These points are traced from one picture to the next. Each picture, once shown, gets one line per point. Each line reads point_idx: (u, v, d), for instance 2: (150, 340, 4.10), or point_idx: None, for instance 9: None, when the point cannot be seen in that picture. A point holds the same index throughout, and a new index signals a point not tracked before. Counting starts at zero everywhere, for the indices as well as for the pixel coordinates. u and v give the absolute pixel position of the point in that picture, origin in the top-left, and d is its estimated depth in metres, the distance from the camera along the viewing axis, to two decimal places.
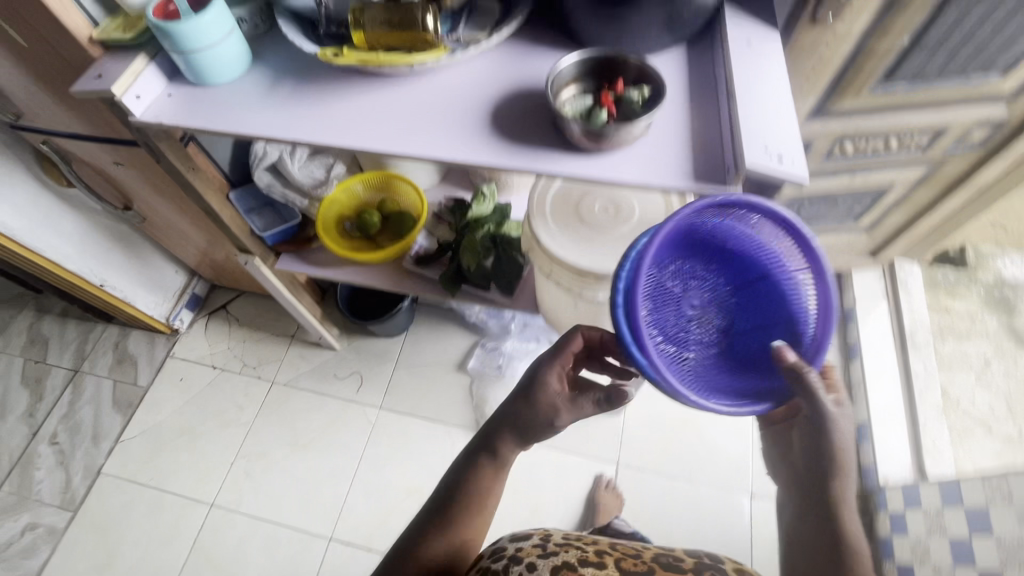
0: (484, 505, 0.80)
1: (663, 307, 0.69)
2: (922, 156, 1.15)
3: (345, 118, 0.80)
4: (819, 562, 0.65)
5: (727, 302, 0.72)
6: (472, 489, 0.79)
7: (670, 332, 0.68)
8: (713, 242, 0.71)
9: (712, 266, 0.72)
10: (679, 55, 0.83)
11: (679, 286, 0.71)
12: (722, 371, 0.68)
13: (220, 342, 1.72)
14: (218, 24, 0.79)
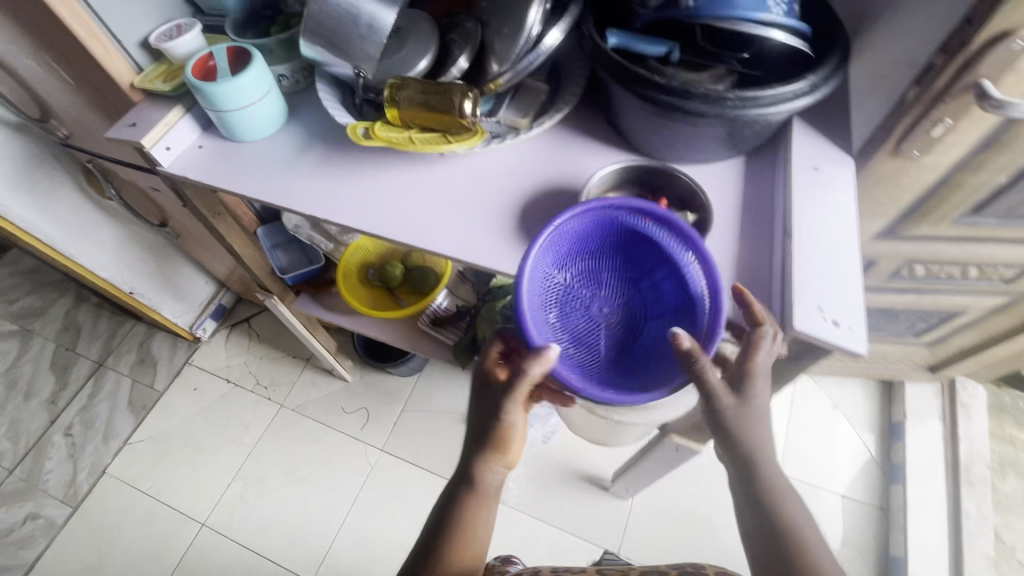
0: (469, 542, 0.65)
1: (569, 309, 0.64)
2: (1005, 287, 1.01)
3: (367, 198, 0.76)
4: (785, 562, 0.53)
5: (637, 298, 0.66)
6: (450, 528, 0.65)
7: (578, 333, 0.64)
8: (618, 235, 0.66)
9: (620, 263, 0.67)
10: (736, 166, 0.75)
11: (581, 284, 0.66)
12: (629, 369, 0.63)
13: (238, 355, 1.73)
14: (253, 86, 0.76)
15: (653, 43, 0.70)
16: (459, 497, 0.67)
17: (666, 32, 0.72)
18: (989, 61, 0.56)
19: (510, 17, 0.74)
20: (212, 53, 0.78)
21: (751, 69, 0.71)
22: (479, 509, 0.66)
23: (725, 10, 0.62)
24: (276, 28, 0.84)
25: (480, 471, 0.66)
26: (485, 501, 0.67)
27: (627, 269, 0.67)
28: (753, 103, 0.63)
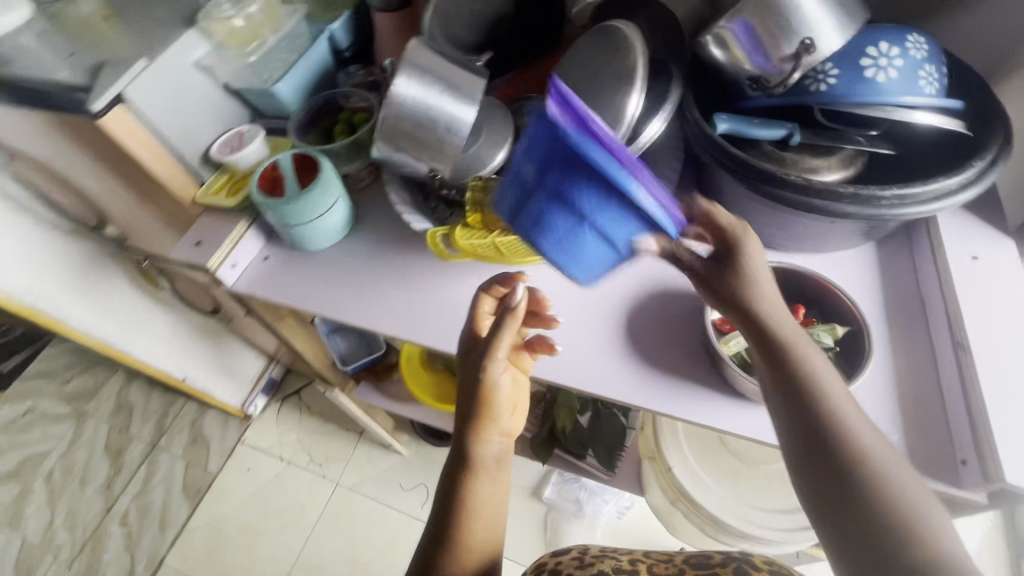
0: (475, 524, 0.58)
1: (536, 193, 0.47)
2: None
3: (451, 313, 0.69)
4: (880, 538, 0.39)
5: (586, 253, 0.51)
6: (447, 513, 0.57)
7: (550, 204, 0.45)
8: None
9: None
10: (869, 255, 0.66)
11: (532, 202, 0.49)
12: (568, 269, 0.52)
13: (290, 431, 1.67)
14: (320, 195, 0.71)
15: (769, 127, 0.61)
16: (454, 479, 0.59)
17: (778, 113, 0.64)
18: None
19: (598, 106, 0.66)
20: (277, 163, 0.74)
21: (886, 146, 0.60)
22: (477, 486, 0.58)
23: (870, 95, 0.54)
24: (340, 126, 0.80)
25: (472, 445, 0.59)
26: (485, 478, 0.59)
27: None
28: (912, 199, 0.53)
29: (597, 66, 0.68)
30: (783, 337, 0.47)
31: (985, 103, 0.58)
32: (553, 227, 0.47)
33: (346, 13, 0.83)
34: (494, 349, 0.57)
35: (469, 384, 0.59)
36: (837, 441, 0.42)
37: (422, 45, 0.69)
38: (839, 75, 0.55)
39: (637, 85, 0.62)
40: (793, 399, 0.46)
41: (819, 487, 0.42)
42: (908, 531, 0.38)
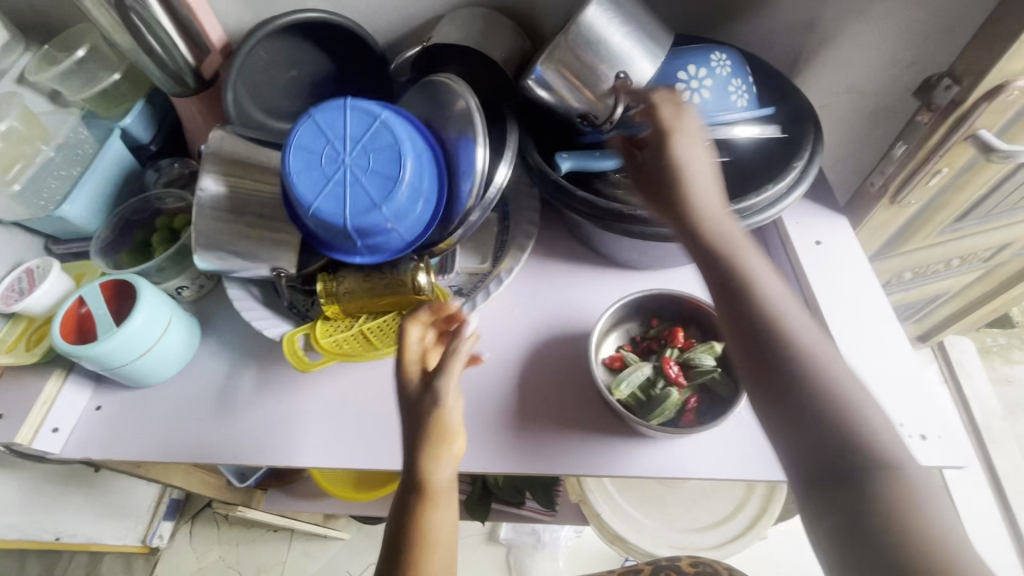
0: (436, 556, 0.45)
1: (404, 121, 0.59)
2: (982, 262, 1.00)
3: (332, 419, 0.62)
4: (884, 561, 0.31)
5: (389, 191, 0.56)
6: (395, 559, 0.45)
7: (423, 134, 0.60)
8: (327, 173, 0.56)
9: (355, 175, 0.56)
10: None
11: (374, 131, 0.57)
12: (389, 170, 0.56)
13: (210, 551, 1.37)
14: (145, 329, 0.61)
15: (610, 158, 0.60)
16: (406, 511, 0.46)
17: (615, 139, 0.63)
18: (983, 115, 0.51)
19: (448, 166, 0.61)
20: (82, 296, 0.62)
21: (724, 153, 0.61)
22: (433, 519, 0.46)
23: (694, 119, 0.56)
24: (158, 237, 0.68)
25: (421, 477, 0.46)
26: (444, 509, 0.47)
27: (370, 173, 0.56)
28: (750, 214, 0.55)
29: (433, 125, 0.64)
30: (740, 259, 0.42)
31: (794, 102, 0.62)
32: (413, 136, 0.58)
33: (138, 103, 0.72)
34: (447, 377, 0.48)
35: (420, 414, 0.47)
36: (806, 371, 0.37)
37: (229, 133, 0.60)
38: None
39: (479, 138, 0.59)
40: (753, 321, 0.39)
41: (781, 423, 0.37)
42: (886, 474, 0.33)
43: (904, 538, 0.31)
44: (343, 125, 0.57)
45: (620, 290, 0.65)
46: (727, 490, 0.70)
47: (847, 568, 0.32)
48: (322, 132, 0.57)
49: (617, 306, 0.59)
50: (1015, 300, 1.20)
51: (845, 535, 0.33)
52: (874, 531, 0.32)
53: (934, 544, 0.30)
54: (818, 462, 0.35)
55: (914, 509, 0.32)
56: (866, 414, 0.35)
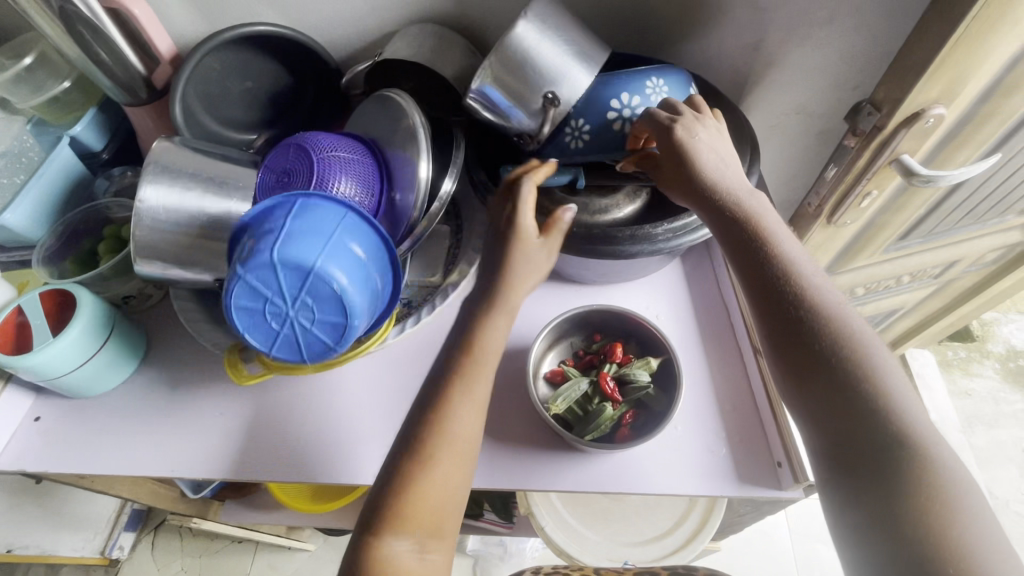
0: (484, 375, 0.48)
1: (325, 241, 0.49)
2: (933, 278, 1.03)
3: (271, 431, 0.62)
4: (913, 508, 0.36)
5: (346, 330, 0.51)
6: (442, 375, 0.48)
7: (351, 236, 0.51)
8: (276, 327, 0.50)
9: (302, 323, 0.50)
10: (674, 272, 0.68)
11: (304, 279, 0.48)
12: (339, 314, 0.50)
13: (172, 563, 1.33)
14: (83, 340, 0.60)
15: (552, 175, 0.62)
16: (447, 362, 0.48)
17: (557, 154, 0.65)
18: (904, 140, 0.53)
19: (397, 180, 0.63)
20: (21, 305, 0.61)
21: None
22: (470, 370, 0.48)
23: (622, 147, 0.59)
24: (104, 245, 0.68)
25: (504, 296, 0.51)
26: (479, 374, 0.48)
27: (320, 319, 0.50)
28: (685, 232, 0.56)
29: (382, 139, 0.65)
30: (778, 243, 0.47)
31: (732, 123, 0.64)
32: (356, 278, 0.50)
33: (89, 111, 0.72)
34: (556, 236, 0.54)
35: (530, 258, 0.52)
36: (835, 351, 0.42)
37: (177, 144, 0.61)
38: (589, 129, 0.59)
39: (424, 156, 0.60)
40: (789, 294, 0.45)
41: (822, 408, 0.42)
42: (910, 453, 0.38)
43: (919, 505, 0.36)
44: (270, 280, 0.48)
45: (565, 304, 0.66)
46: (670, 504, 0.70)
47: (867, 515, 0.38)
48: (256, 292, 0.48)
49: (558, 321, 0.60)
50: (970, 315, 1.24)
51: (871, 504, 0.38)
52: (899, 488, 0.37)
53: (942, 490, 0.36)
54: (845, 431, 0.40)
55: (931, 473, 0.37)
56: (891, 386, 0.40)
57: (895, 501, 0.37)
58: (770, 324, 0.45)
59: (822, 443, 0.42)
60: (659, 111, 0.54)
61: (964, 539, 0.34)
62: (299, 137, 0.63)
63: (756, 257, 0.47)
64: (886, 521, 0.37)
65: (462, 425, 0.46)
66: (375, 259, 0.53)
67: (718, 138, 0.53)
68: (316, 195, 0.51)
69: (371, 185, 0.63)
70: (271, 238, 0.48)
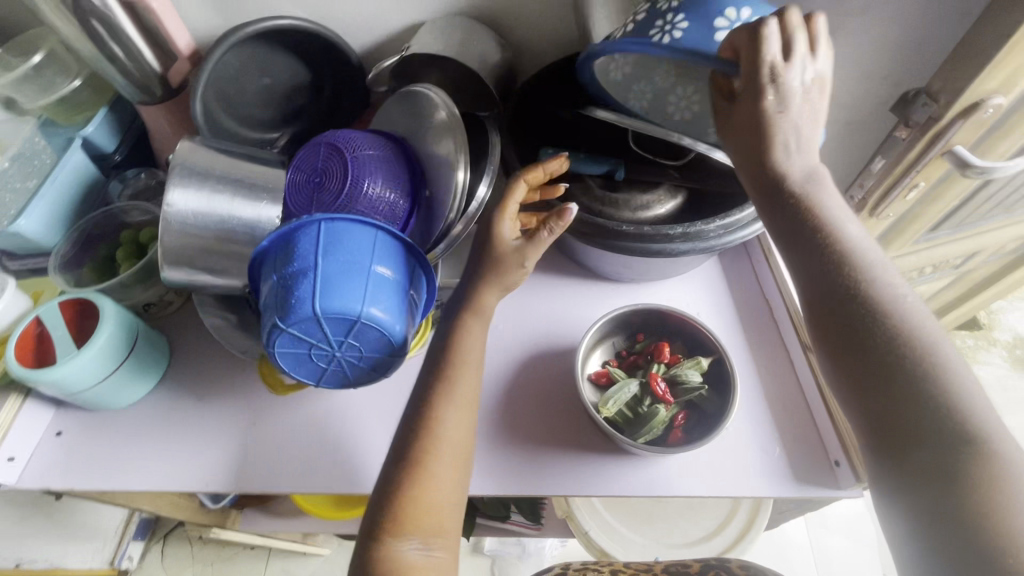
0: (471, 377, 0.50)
1: (365, 279, 0.46)
2: (953, 268, 1.02)
3: (307, 442, 0.60)
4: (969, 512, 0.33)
5: (394, 358, 0.50)
6: (436, 382, 0.49)
7: (387, 264, 0.48)
8: (325, 363, 0.49)
9: (348, 358, 0.48)
10: (714, 268, 0.67)
11: (350, 324, 0.46)
12: (385, 347, 0.48)
13: (183, 571, 1.30)
14: (108, 351, 0.57)
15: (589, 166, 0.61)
16: (439, 368, 0.50)
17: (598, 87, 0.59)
18: (960, 131, 0.53)
19: (433, 178, 0.61)
20: (40, 315, 0.58)
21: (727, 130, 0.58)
22: (465, 373, 0.50)
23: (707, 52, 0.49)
24: (122, 251, 0.65)
25: (475, 301, 0.52)
26: (470, 373, 0.50)
27: (366, 353, 0.48)
28: (737, 228, 0.55)
29: (415, 137, 0.62)
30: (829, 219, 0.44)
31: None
32: (397, 306, 0.48)
33: (101, 110, 0.69)
34: (536, 249, 0.52)
35: (503, 263, 0.52)
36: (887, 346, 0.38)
37: (199, 145, 0.58)
38: (685, 25, 0.50)
39: (462, 153, 0.58)
40: (834, 274, 0.42)
41: (867, 399, 0.38)
42: (969, 453, 0.34)
43: (980, 510, 0.32)
44: (311, 327, 0.45)
45: (605, 303, 0.64)
46: (712, 506, 0.70)
47: (917, 517, 0.35)
48: (299, 339, 0.46)
49: (603, 321, 0.59)
50: (981, 305, 1.24)
51: (920, 509, 0.35)
52: (957, 492, 0.33)
53: (1003, 497, 0.32)
54: (895, 427, 0.37)
55: (993, 481, 0.33)
56: (957, 382, 0.36)
57: (949, 506, 0.34)
58: (813, 315, 0.42)
59: (869, 439, 0.38)
60: (769, 33, 0.43)
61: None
62: (330, 135, 0.61)
63: (797, 237, 0.44)
64: (943, 525, 0.33)
65: (455, 428, 0.47)
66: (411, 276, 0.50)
67: (812, 99, 0.45)
68: (340, 218, 0.47)
69: (405, 185, 0.61)
70: (306, 279, 0.45)
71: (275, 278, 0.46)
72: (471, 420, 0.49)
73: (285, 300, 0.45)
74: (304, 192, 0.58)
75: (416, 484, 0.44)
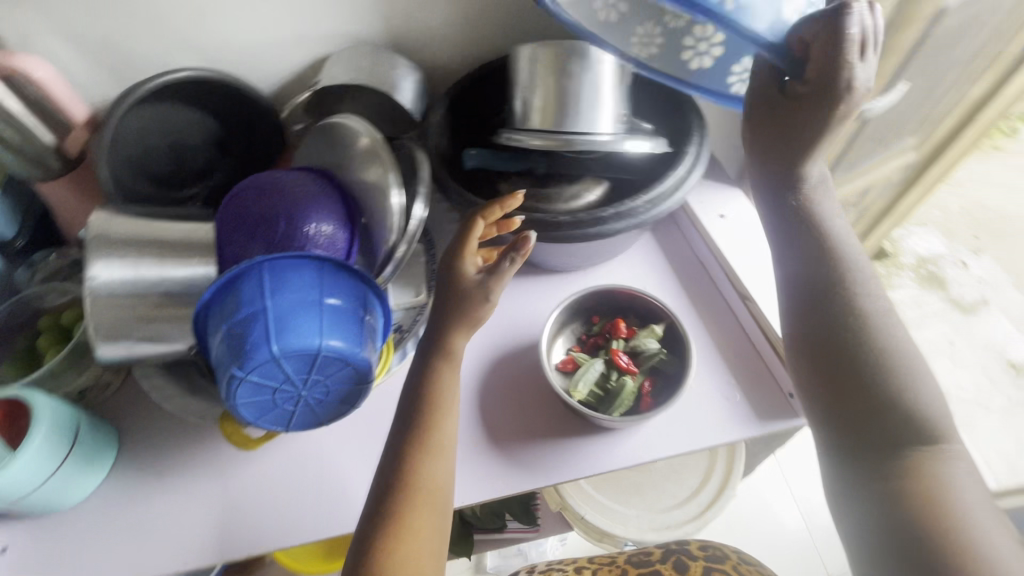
0: (447, 420, 0.51)
1: (320, 312, 0.46)
2: (855, 205, 1.13)
3: (287, 493, 0.58)
4: (913, 499, 0.42)
5: (364, 388, 0.49)
6: (414, 429, 0.50)
7: (338, 294, 0.47)
8: (293, 405, 0.48)
9: (317, 395, 0.47)
10: (650, 242, 0.71)
11: (312, 360, 0.45)
12: (353, 376, 0.47)
13: None
14: (49, 446, 0.53)
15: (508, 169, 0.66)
16: (416, 415, 0.50)
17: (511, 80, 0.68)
18: None
19: (368, 206, 0.61)
20: None
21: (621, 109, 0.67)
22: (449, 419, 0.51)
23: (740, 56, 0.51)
24: (45, 338, 0.61)
25: (448, 343, 0.53)
26: (452, 414, 0.52)
27: (333, 387, 0.48)
28: (661, 200, 0.59)
29: (342, 167, 0.63)
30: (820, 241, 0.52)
31: (661, 100, 0.69)
32: (357, 334, 0.47)
33: None
34: (498, 282, 0.53)
35: (466, 300, 0.53)
36: (875, 354, 0.47)
37: (114, 211, 0.56)
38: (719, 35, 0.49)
39: (394, 175, 0.59)
40: (822, 292, 0.50)
41: (839, 395, 0.47)
42: (914, 452, 0.44)
43: (918, 499, 0.42)
44: (273, 371, 0.44)
45: (558, 292, 0.67)
46: (693, 465, 0.73)
47: (868, 496, 0.44)
48: (261, 385, 0.45)
49: (559, 309, 0.61)
50: (884, 235, 1.37)
51: (869, 496, 0.44)
52: (907, 482, 0.43)
53: (940, 489, 0.42)
54: (864, 422, 0.45)
55: (933, 478, 0.42)
56: (919, 396, 0.45)
57: (896, 493, 0.43)
58: (802, 317, 0.51)
59: (839, 427, 0.47)
60: (847, 46, 0.44)
61: (959, 530, 0.40)
62: (257, 178, 0.60)
63: (783, 251, 0.53)
64: (892, 506, 0.43)
65: (440, 474, 0.49)
66: (366, 302, 0.50)
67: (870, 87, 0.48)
68: (282, 258, 0.47)
69: (340, 215, 0.61)
70: (257, 323, 0.44)
71: (224, 329, 0.45)
72: (450, 464, 0.50)
73: (238, 349, 0.44)
74: (236, 238, 0.57)
75: (395, 534, 0.46)
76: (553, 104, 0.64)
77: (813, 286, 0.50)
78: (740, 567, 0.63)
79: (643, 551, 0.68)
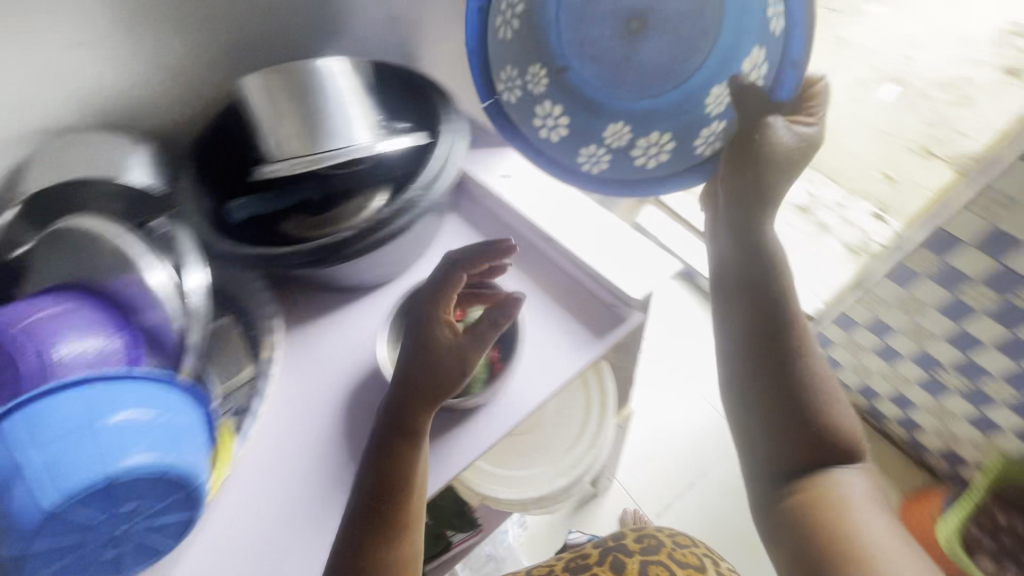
0: (416, 497, 0.50)
1: (104, 439, 0.40)
2: None
3: None
4: (826, 511, 0.51)
5: (199, 491, 0.44)
6: (371, 515, 0.48)
7: (123, 410, 0.41)
8: (119, 545, 0.42)
9: (142, 523, 0.42)
10: (456, 223, 0.74)
11: (113, 493, 0.39)
12: (180, 485, 0.43)
13: None
14: None
15: (280, 207, 0.64)
16: (375, 503, 0.49)
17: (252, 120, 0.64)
18: None
19: (134, 301, 0.55)
20: None
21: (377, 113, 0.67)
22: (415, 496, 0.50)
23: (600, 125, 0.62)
24: None
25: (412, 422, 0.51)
26: (421, 489, 0.51)
27: (158, 505, 0.42)
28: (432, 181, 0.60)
29: (88, 271, 0.55)
30: (765, 286, 0.58)
31: (407, 96, 0.70)
32: (164, 442, 0.42)
33: None
34: (476, 352, 0.53)
35: (444, 375, 0.52)
36: (813, 397, 0.54)
37: None
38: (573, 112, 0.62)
39: (153, 259, 0.57)
40: (772, 331, 0.57)
41: (781, 411, 0.55)
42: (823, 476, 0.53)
43: (826, 512, 0.51)
44: (68, 523, 0.39)
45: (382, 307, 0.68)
46: (575, 401, 0.78)
47: (792, 509, 0.53)
48: (60, 544, 0.39)
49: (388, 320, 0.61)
50: None
51: (793, 514, 0.53)
52: (821, 498, 0.51)
53: (844, 503, 0.51)
54: (797, 439, 0.54)
55: (841, 497, 0.51)
56: (840, 426, 0.54)
57: (813, 506, 0.51)
58: (757, 343, 0.57)
59: (781, 440, 0.55)
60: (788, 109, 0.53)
61: (857, 534, 0.49)
62: None
63: (733, 290, 0.60)
64: (809, 516, 0.51)
65: (414, 549, 0.50)
66: (168, 402, 0.44)
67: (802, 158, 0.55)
68: (35, 398, 0.40)
69: (105, 322, 0.53)
70: (20, 482, 0.37)
71: None
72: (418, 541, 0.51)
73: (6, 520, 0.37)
74: None
75: None
76: (306, 128, 0.62)
77: (762, 328, 0.57)
78: (674, 553, 0.72)
79: (581, 556, 0.74)
